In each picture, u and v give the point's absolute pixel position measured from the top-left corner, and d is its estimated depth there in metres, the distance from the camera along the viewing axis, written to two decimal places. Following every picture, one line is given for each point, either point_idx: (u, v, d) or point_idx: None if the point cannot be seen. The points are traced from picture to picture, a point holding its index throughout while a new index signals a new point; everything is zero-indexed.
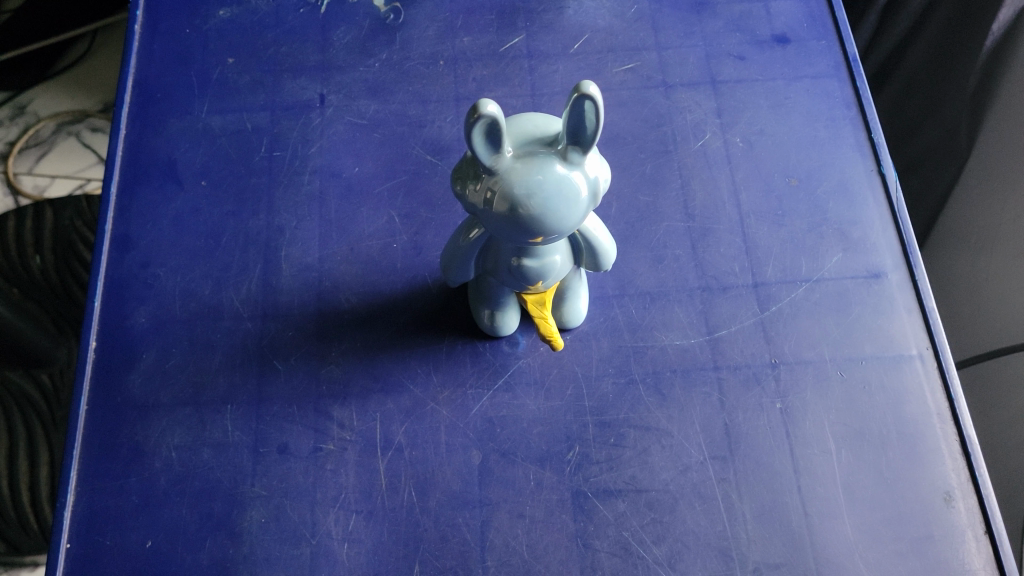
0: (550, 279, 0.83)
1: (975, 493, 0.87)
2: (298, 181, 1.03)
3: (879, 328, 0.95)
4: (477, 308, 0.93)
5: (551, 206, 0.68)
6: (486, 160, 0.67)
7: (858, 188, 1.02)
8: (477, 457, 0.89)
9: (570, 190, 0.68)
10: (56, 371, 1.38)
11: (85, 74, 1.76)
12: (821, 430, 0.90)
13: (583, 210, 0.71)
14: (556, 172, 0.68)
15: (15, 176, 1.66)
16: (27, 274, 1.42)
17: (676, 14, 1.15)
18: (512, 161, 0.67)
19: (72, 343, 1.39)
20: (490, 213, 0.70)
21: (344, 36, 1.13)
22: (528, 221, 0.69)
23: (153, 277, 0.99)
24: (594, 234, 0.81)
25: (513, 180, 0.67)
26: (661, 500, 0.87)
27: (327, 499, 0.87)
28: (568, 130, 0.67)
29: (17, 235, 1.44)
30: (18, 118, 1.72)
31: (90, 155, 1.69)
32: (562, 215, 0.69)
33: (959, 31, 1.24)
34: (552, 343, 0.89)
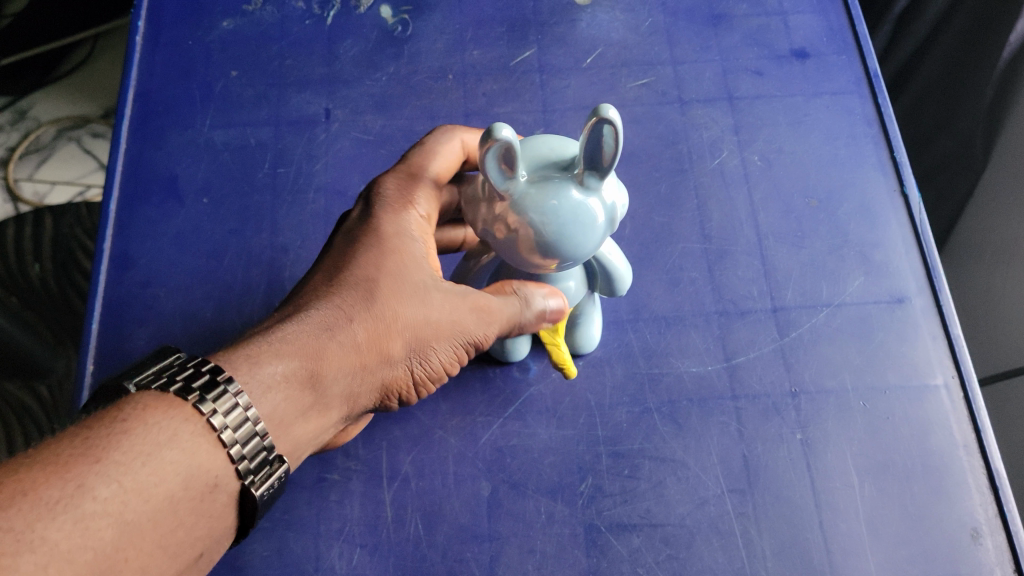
0: (563, 303, 0.80)
1: (1003, 530, 0.83)
2: (302, 199, 1.00)
3: (902, 356, 0.91)
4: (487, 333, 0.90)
5: (567, 232, 0.65)
6: (500, 184, 0.63)
7: (880, 209, 0.99)
8: (487, 488, 0.86)
9: (586, 214, 0.65)
10: (56, 381, 1.32)
11: (87, 80, 1.73)
12: (843, 462, 0.86)
13: (600, 236, 0.68)
14: (573, 196, 0.64)
15: (15, 182, 1.63)
16: (27, 284, 1.34)
17: (691, 28, 1.12)
18: (527, 185, 0.64)
19: (71, 353, 1.34)
20: (504, 237, 0.67)
21: (351, 49, 1.10)
22: (542, 247, 0.66)
23: (153, 298, 0.95)
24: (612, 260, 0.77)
25: (528, 204, 0.64)
26: (677, 535, 0.83)
27: (330, 532, 0.84)
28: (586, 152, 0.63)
29: (16, 242, 1.35)
30: (19, 123, 1.68)
31: (91, 161, 1.66)
32: (578, 242, 0.66)
33: (977, 39, 1.20)
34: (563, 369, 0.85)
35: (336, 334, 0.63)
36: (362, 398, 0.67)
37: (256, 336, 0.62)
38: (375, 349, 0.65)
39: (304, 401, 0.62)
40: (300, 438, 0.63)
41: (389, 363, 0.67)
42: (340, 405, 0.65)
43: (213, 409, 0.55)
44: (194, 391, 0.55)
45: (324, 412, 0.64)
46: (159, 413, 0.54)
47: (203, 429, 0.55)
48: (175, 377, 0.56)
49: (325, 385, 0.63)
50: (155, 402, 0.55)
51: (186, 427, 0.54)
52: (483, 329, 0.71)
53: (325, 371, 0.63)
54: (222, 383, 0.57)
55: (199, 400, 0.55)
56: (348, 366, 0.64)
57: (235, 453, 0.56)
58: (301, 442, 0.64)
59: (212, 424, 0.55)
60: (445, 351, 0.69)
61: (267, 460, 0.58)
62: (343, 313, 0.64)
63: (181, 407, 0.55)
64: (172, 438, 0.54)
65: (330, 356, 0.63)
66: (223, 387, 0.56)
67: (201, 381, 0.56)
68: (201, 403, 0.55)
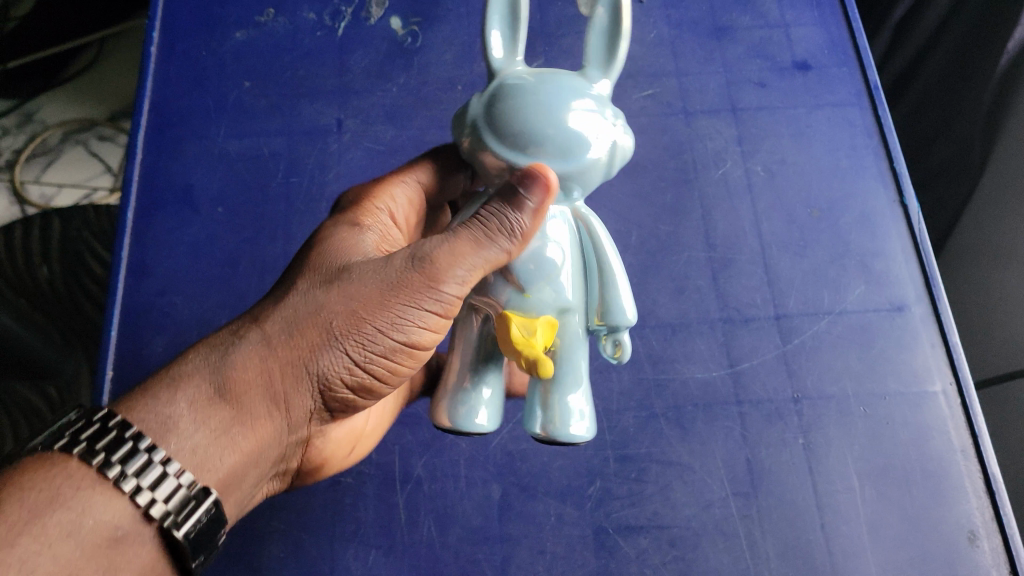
0: (541, 283, 0.66)
1: (999, 533, 0.86)
2: (315, 208, 1.02)
3: (902, 363, 0.94)
4: (447, 382, 0.70)
5: (545, 113, 0.61)
6: (495, 62, 0.67)
7: (881, 220, 1.02)
8: (497, 491, 0.88)
9: (574, 117, 0.62)
10: (64, 384, 1.26)
11: (96, 81, 1.66)
12: (844, 467, 0.89)
13: (588, 145, 0.62)
14: (562, 83, 0.63)
15: (21, 185, 1.56)
16: (33, 284, 1.29)
17: (696, 39, 1.14)
18: (520, 71, 0.66)
19: (81, 355, 1.28)
20: (479, 130, 0.64)
21: (362, 59, 1.12)
22: (515, 131, 0.61)
23: (170, 305, 0.98)
24: (613, 261, 0.67)
25: (510, 83, 0.63)
26: (683, 537, 0.86)
27: (345, 534, 0.86)
28: (591, 44, 0.68)
29: (24, 245, 1.31)
30: (25, 126, 1.61)
31: (98, 165, 1.58)
32: (558, 130, 0.61)
33: (974, 46, 1.20)
34: (536, 361, 0.64)
35: (239, 353, 0.59)
36: (299, 407, 0.62)
37: (160, 371, 0.59)
38: (289, 354, 0.60)
39: (218, 421, 0.57)
40: (233, 465, 0.58)
41: (315, 365, 0.60)
42: (271, 422, 0.60)
43: (107, 460, 0.51)
44: (81, 442, 0.51)
45: (251, 436, 0.59)
46: (45, 473, 0.50)
47: (95, 480, 0.51)
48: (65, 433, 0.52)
49: (239, 401, 0.58)
50: (37, 464, 0.50)
51: (75, 489, 0.50)
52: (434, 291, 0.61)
53: (234, 388, 0.58)
54: (131, 440, 0.52)
55: (86, 452, 0.51)
56: (260, 377, 0.59)
57: (139, 499, 0.51)
58: (236, 471, 0.58)
59: (106, 475, 0.50)
60: (382, 337, 0.61)
61: (187, 496, 0.53)
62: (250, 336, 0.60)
63: (66, 463, 0.50)
64: (57, 498, 0.49)
65: (235, 374, 0.58)
66: (131, 444, 0.52)
67: (90, 432, 0.52)
68: (90, 456, 0.51)
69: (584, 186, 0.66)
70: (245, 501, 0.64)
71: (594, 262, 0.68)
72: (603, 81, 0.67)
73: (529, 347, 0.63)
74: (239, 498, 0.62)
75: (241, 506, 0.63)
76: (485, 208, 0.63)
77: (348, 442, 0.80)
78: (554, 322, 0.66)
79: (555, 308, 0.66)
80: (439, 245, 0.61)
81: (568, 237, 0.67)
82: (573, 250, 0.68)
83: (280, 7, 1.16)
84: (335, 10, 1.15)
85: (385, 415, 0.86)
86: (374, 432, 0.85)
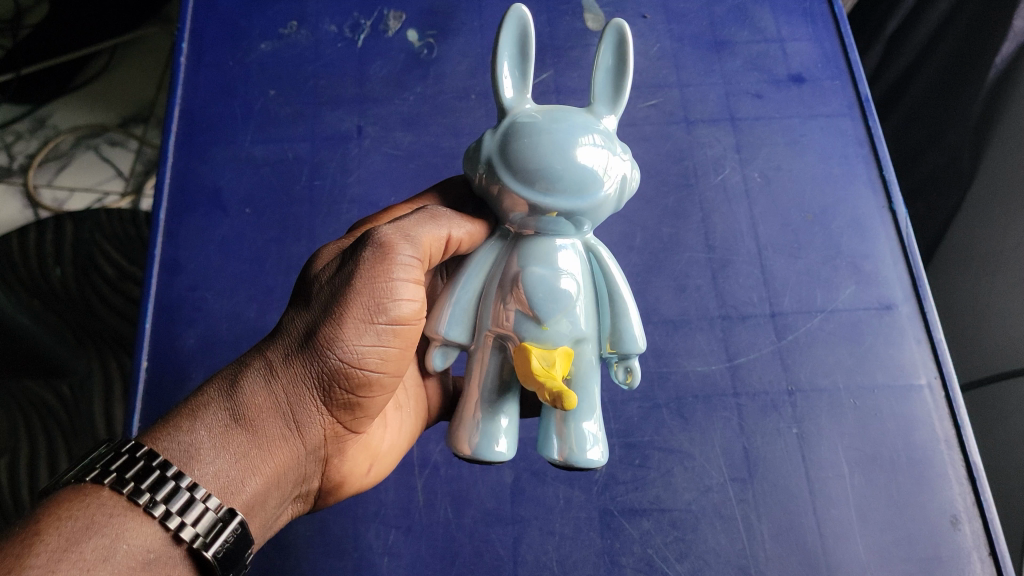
0: (558, 316, 0.68)
1: (979, 517, 0.92)
2: (337, 210, 1.08)
3: (889, 358, 1.00)
4: (467, 408, 0.71)
5: (558, 150, 0.65)
6: (505, 100, 0.70)
7: (870, 224, 1.08)
8: (510, 476, 0.94)
9: (584, 154, 0.66)
10: (76, 380, 1.28)
11: (109, 88, 1.68)
12: (835, 454, 0.95)
13: (599, 180, 0.67)
14: (571, 121, 0.67)
15: (35, 188, 1.57)
16: (47, 286, 1.34)
17: (697, 53, 1.20)
18: (530, 109, 0.69)
19: (93, 352, 1.30)
20: (495, 167, 0.67)
21: (381, 70, 1.18)
22: (529, 170, 0.65)
23: (201, 300, 1.04)
24: (623, 292, 0.71)
25: (522, 123, 0.67)
26: (684, 519, 0.92)
27: (367, 514, 0.92)
28: (598, 81, 0.72)
29: (39, 247, 1.37)
30: (38, 131, 1.62)
31: (110, 169, 1.60)
32: (570, 168, 0.65)
33: (966, 59, 1.24)
34: (559, 393, 0.62)
35: (245, 382, 0.61)
36: (308, 423, 0.63)
37: (176, 409, 0.60)
38: (293, 376, 0.62)
39: (236, 446, 0.58)
40: (255, 486, 0.59)
41: (312, 376, 0.62)
42: (284, 442, 0.62)
43: (136, 488, 0.52)
44: (112, 472, 0.52)
45: (267, 458, 0.60)
46: (79, 505, 0.51)
47: (125, 507, 0.52)
48: (94, 465, 0.53)
49: (254, 425, 0.60)
50: (71, 497, 0.51)
51: (108, 516, 0.51)
52: (404, 283, 0.64)
53: (248, 413, 0.60)
54: (158, 469, 0.54)
55: (118, 481, 0.52)
56: (267, 400, 0.60)
57: (171, 523, 0.53)
58: (258, 491, 0.60)
59: (137, 501, 0.52)
60: (371, 336, 0.62)
61: (215, 518, 0.54)
62: (253, 366, 0.62)
63: (99, 492, 0.52)
64: (91, 526, 0.50)
65: (244, 400, 0.60)
66: (159, 473, 0.53)
67: (118, 463, 0.53)
68: (120, 485, 0.52)
69: (593, 220, 0.70)
70: (272, 525, 0.65)
71: (604, 291, 0.72)
72: (610, 116, 0.71)
73: (551, 378, 0.64)
74: (265, 522, 0.63)
75: (271, 530, 0.65)
76: (434, 210, 0.70)
77: (366, 458, 0.73)
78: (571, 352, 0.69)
79: (570, 338, 0.69)
80: (391, 232, 0.65)
81: (581, 271, 0.71)
82: (586, 283, 0.71)
83: (303, 20, 1.22)
84: (355, 23, 1.21)
85: (408, 435, 0.80)
86: (393, 451, 0.78)
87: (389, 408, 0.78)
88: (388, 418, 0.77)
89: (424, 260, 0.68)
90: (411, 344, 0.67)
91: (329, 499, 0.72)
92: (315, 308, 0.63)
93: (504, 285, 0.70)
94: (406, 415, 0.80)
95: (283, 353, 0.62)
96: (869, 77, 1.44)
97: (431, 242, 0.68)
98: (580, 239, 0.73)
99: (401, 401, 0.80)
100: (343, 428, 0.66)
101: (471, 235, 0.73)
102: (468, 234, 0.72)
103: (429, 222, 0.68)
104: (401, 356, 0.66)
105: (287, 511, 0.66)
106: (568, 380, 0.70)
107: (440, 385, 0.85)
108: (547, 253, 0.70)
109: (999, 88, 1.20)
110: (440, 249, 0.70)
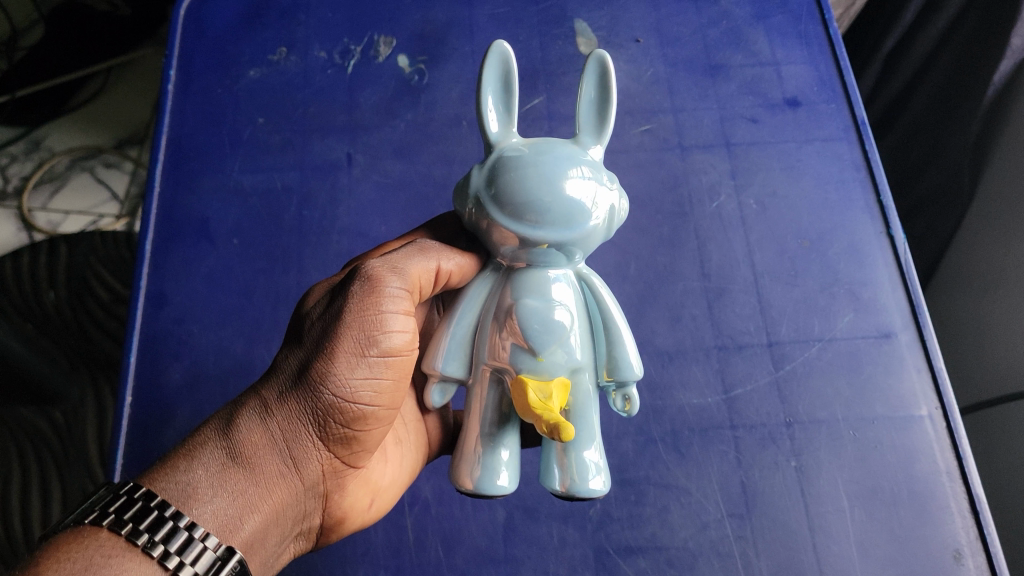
0: (553, 346, 0.66)
1: (984, 552, 0.90)
2: (326, 240, 1.07)
3: (890, 388, 0.98)
4: (467, 442, 0.69)
5: (546, 183, 0.63)
6: (491, 134, 0.69)
7: (868, 250, 1.06)
8: (503, 513, 0.92)
9: (572, 185, 0.64)
10: (70, 408, 1.26)
11: (103, 110, 1.66)
12: (835, 488, 0.93)
13: (587, 211, 0.65)
14: (557, 153, 0.65)
15: (29, 212, 1.55)
16: (41, 311, 1.31)
17: (691, 77, 1.19)
18: (517, 143, 0.68)
19: (86, 379, 1.28)
20: (483, 203, 0.66)
21: (371, 97, 1.16)
22: (517, 204, 0.64)
23: (187, 334, 1.02)
24: (617, 319, 0.69)
25: (508, 157, 0.66)
26: (681, 557, 0.90)
27: (356, 554, 0.90)
28: (582, 112, 0.70)
29: (31, 272, 1.34)
30: (32, 154, 1.60)
31: (104, 191, 1.58)
32: (558, 199, 0.63)
33: (962, 79, 1.22)
34: (556, 424, 0.60)
35: (242, 421, 0.59)
36: (306, 459, 0.61)
37: (174, 450, 0.59)
38: (287, 412, 0.60)
39: (233, 484, 0.57)
40: (255, 524, 0.58)
41: (308, 413, 0.60)
42: (283, 479, 0.60)
43: (135, 528, 0.51)
44: (111, 514, 0.51)
45: (265, 495, 0.59)
46: (77, 547, 0.49)
47: (124, 547, 0.50)
48: (93, 508, 0.52)
49: (252, 463, 0.58)
50: (69, 539, 0.50)
51: (107, 558, 0.50)
52: (393, 316, 0.62)
53: (244, 451, 0.58)
54: (156, 509, 0.52)
55: (116, 522, 0.51)
56: (264, 438, 0.59)
57: (170, 563, 0.51)
58: (258, 529, 0.58)
59: (135, 542, 0.50)
60: (364, 369, 0.60)
61: (214, 557, 0.53)
62: (248, 405, 0.61)
63: (97, 534, 0.50)
64: (90, 567, 0.49)
65: (240, 439, 0.58)
66: (158, 513, 0.52)
67: (117, 504, 0.52)
68: (118, 526, 0.51)
69: (584, 249, 0.68)
70: (274, 565, 0.63)
71: (600, 323, 0.70)
72: (595, 146, 0.70)
73: (548, 410, 0.61)
74: (265, 561, 0.61)
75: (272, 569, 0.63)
76: (422, 247, 0.68)
77: (367, 492, 0.70)
78: (568, 383, 0.66)
79: (567, 368, 0.67)
80: (379, 265, 0.64)
81: (574, 303, 0.69)
82: (580, 314, 0.69)
83: (292, 46, 1.21)
84: (344, 50, 1.20)
85: (409, 470, 0.78)
86: (395, 485, 0.75)
87: (388, 442, 0.75)
88: (388, 452, 0.74)
89: (412, 292, 0.66)
90: (406, 376, 0.65)
91: (331, 537, 0.69)
92: (307, 345, 0.62)
93: (499, 317, 0.68)
94: (406, 449, 0.78)
95: (278, 391, 0.60)
96: (866, 97, 1.42)
97: (420, 275, 0.66)
98: (571, 269, 0.71)
99: (401, 435, 0.77)
100: (341, 464, 0.64)
101: (461, 267, 0.71)
102: (458, 266, 0.71)
103: (417, 255, 0.67)
104: (396, 388, 0.64)
105: (289, 549, 0.64)
106: (566, 412, 0.68)
107: (439, 419, 0.82)
108: (540, 285, 0.68)
109: (998, 105, 1.18)
110: (430, 282, 0.68)
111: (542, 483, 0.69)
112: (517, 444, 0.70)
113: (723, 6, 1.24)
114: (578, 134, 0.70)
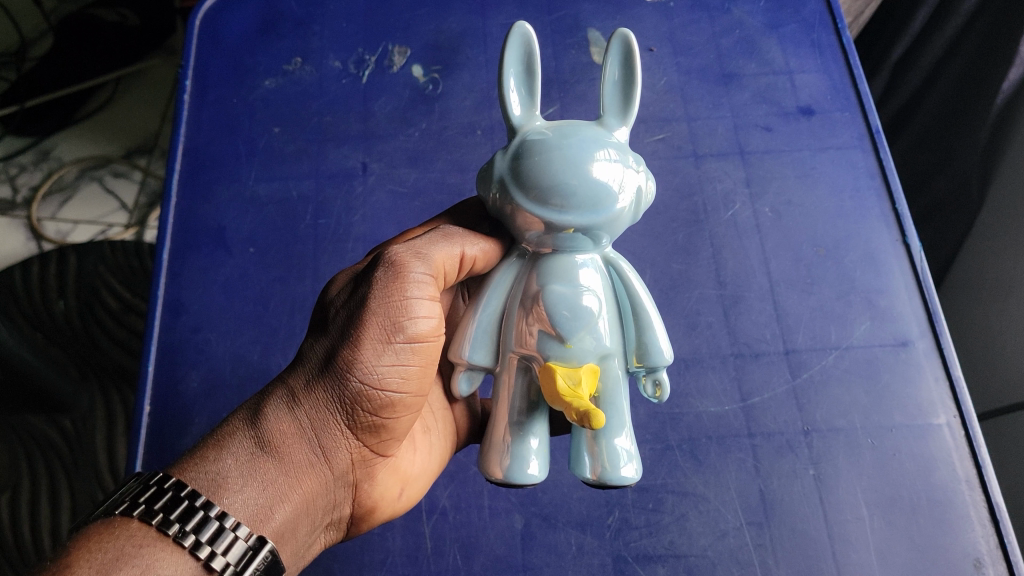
0: (581, 332, 0.66)
1: (1003, 560, 0.89)
2: (342, 248, 1.07)
3: (908, 396, 0.98)
4: (496, 431, 0.69)
5: (573, 166, 0.63)
6: (513, 118, 0.69)
7: (884, 258, 1.06)
8: (520, 521, 0.92)
9: (599, 167, 0.64)
10: (79, 416, 1.25)
11: (113, 118, 1.66)
12: (854, 497, 0.92)
13: (614, 194, 0.65)
14: (582, 135, 0.65)
15: (38, 221, 1.55)
16: (49, 318, 1.31)
17: (704, 85, 1.19)
18: (540, 126, 0.68)
19: (96, 388, 1.27)
20: (507, 187, 0.66)
21: (385, 106, 1.16)
22: (543, 187, 0.64)
23: (204, 341, 1.02)
24: (645, 304, 0.69)
25: (532, 141, 0.65)
26: (699, 565, 0.89)
27: (374, 562, 0.90)
28: (606, 94, 0.71)
29: (41, 280, 1.35)
30: (41, 163, 1.60)
31: (113, 201, 1.58)
32: (585, 183, 0.63)
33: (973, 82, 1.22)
34: (587, 413, 0.60)
35: (270, 410, 0.59)
36: (334, 448, 0.61)
37: (204, 439, 0.59)
38: (313, 401, 0.60)
39: (262, 473, 0.57)
40: (286, 514, 0.58)
41: (335, 401, 0.60)
42: (313, 468, 0.60)
43: (166, 519, 0.51)
44: (142, 505, 0.51)
45: (295, 485, 0.59)
46: (108, 538, 0.50)
47: (155, 538, 0.50)
48: (124, 498, 0.52)
49: (282, 452, 0.58)
50: (100, 530, 0.50)
51: (137, 547, 0.50)
52: (416, 301, 0.62)
53: (274, 440, 0.58)
54: (187, 499, 0.52)
55: (146, 513, 0.51)
56: (292, 427, 0.59)
57: (202, 553, 0.51)
58: (289, 519, 0.58)
59: (166, 532, 0.50)
60: (390, 355, 0.60)
61: (245, 547, 0.53)
62: (276, 394, 0.61)
63: (128, 524, 0.50)
64: (120, 558, 0.49)
65: (268, 428, 0.58)
66: (188, 503, 0.52)
67: (147, 494, 0.52)
68: (149, 516, 0.51)
69: (611, 234, 0.68)
70: (304, 557, 0.62)
71: (628, 308, 0.70)
72: (621, 128, 0.70)
73: (577, 397, 0.61)
74: (297, 552, 0.61)
75: (303, 561, 0.62)
76: (441, 233, 0.68)
77: (396, 482, 0.70)
78: (596, 369, 0.66)
79: (596, 355, 0.67)
80: (400, 250, 0.64)
81: (602, 289, 0.69)
82: (608, 300, 0.69)
83: (307, 56, 1.21)
84: (359, 59, 1.20)
85: (439, 458, 0.78)
86: (426, 474, 0.75)
87: (417, 432, 0.75)
88: (416, 441, 0.74)
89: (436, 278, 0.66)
90: (432, 362, 0.65)
91: (361, 528, 0.69)
92: (332, 333, 0.62)
93: (526, 303, 0.68)
94: (435, 437, 0.78)
95: (305, 380, 0.61)
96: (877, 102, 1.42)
97: (443, 261, 0.66)
98: (598, 254, 0.71)
99: (429, 423, 0.77)
100: (370, 452, 0.64)
101: (486, 253, 0.71)
102: (483, 252, 0.71)
103: (441, 242, 0.67)
104: (423, 375, 0.64)
105: (320, 541, 0.64)
106: (597, 398, 0.68)
107: (466, 409, 0.82)
108: (567, 271, 0.68)
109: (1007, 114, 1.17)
110: (454, 268, 0.68)
111: (572, 471, 0.70)
112: (546, 431, 0.70)
113: (736, 15, 1.24)
114: (604, 114, 0.70)
